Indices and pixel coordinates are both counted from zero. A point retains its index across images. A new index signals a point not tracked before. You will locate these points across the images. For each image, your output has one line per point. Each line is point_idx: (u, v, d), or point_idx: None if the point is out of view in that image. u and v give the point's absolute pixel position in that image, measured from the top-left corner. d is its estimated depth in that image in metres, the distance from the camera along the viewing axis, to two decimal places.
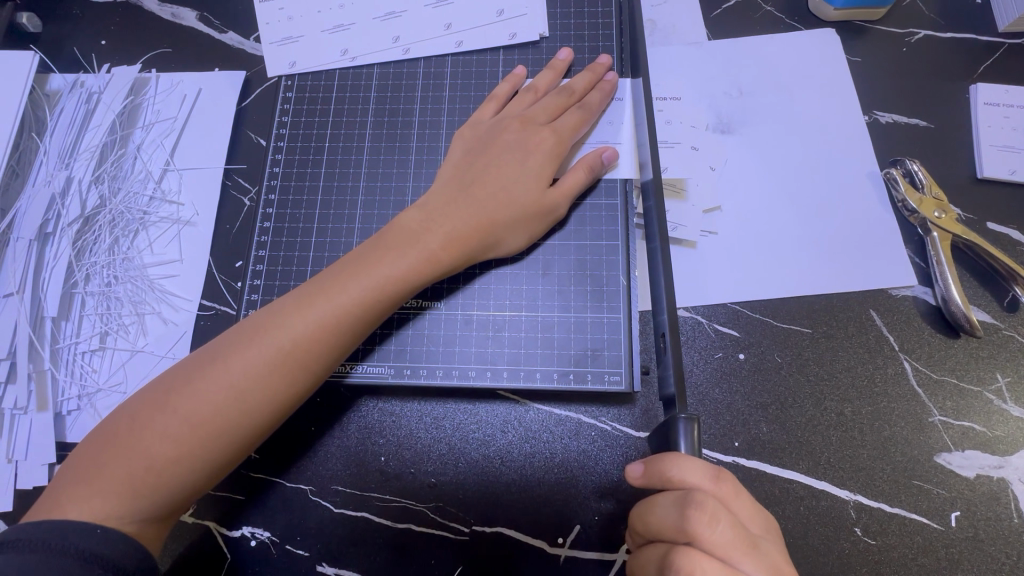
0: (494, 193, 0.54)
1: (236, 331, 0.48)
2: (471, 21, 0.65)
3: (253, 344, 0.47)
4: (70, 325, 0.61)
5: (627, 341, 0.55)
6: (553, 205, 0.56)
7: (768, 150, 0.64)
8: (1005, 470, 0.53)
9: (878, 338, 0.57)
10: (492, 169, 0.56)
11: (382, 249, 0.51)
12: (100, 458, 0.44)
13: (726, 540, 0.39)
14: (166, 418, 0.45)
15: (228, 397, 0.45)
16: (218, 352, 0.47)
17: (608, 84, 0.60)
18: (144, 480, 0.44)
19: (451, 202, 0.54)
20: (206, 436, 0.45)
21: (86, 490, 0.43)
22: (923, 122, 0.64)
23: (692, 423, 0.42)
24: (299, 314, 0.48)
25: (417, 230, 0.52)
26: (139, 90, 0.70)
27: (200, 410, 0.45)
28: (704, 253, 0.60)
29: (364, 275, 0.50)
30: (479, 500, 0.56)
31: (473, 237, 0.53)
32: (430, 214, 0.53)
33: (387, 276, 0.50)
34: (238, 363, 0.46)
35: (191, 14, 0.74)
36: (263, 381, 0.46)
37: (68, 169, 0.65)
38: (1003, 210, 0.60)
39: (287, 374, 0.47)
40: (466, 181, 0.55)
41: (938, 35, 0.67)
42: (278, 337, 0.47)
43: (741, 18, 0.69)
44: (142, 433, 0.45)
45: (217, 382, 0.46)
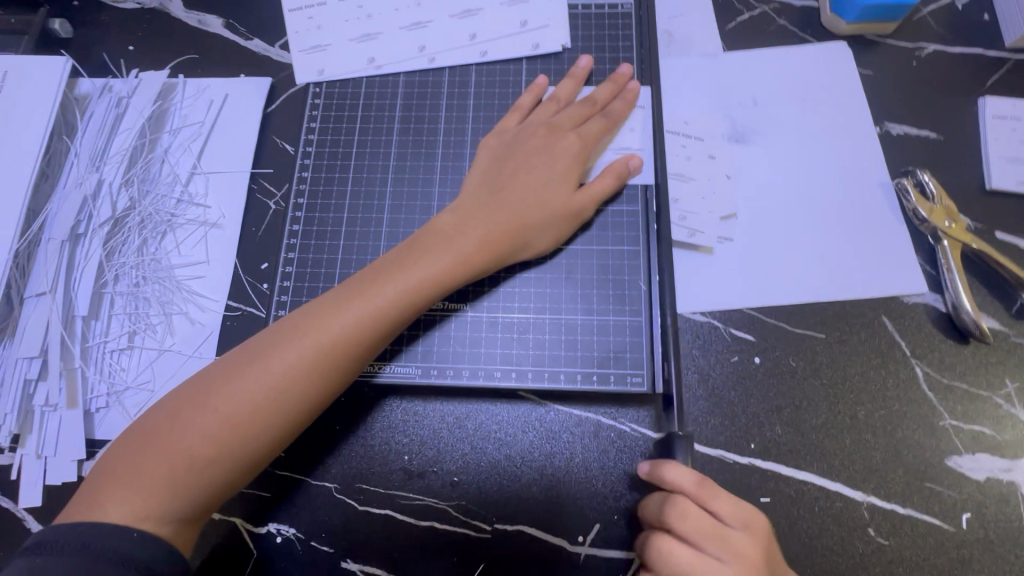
0: (522, 198, 0.56)
1: (269, 333, 0.49)
2: (494, 31, 0.67)
3: (290, 345, 0.48)
4: (100, 324, 0.63)
5: (649, 344, 0.57)
6: (581, 209, 0.57)
7: (783, 160, 0.65)
8: (1014, 473, 0.54)
9: (890, 343, 0.59)
10: (519, 175, 0.57)
11: (416, 252, 0.53)
12: (137, 458, 0.45)
13: (695, 528, 0.48)
14: (202, 418, 0.46)
15: (264, 398, 0.47)
16: (252, 354, 0.48)
17: (630, 93, 0.62)
18: (182, 477, 0.45)
19: (480, 208, 0.56)
20: (244, 434, 0.46)
21: (124, 490, 0.44)
22: (933, 134, 0.65)
23: (687, 443, 0.50)
24: (333, 316, 0.49)
25: (449, 234, 0.54)
26: (167, 95, 0.72)
27: (236, 410, 0.46)
28: (721, 259, 0.62)
29: (396, 278, 0.51)
30: (501, 499, 0.57)
31: (504, 240, 0.55)
32: (461, 219, 0.55)
33: (421, 278, 0.51)
34: (275, 363, 0.47)
35: (218, 21, 0.76)
36: (299, 382, 0.47)
37: (99, 171, 0.67)
38: (1011, 220, 0.62)
39: (322, 375, 0.48)
40: (493, 186, 0.57)
41: (947, 49, 0.69)
42: (314, 339, 0.48)
43: (756, 31, 0.71)
44: (181, 431, 0.46)
45: (254, 381, 0.47)
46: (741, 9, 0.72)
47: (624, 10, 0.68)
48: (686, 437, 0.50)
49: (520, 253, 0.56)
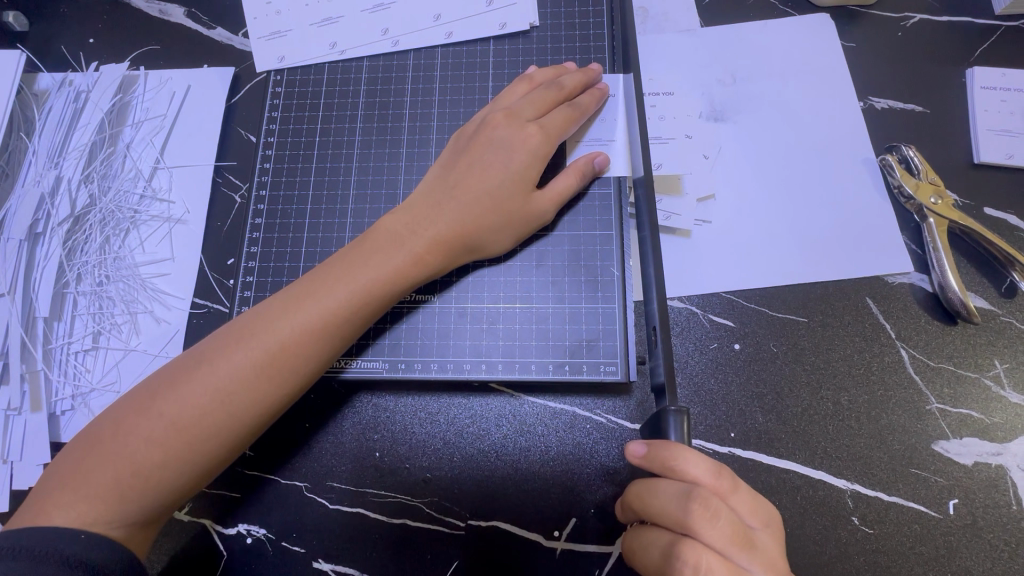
0: (480, 196, 0.53)
1: (221, 334, 0.48)
2: (460, 12, 0.65)
3: (239, 346, 0.47)
4: (63, 325, 0.61)
5: (623, 332, 0.55)
6: (541, 212, 0.55)
7: (762, 138, 0.63)
8: (1004, 457, 0.52)
9: (875, 326, 0.56)
10: (477, 170, 0.54)
11: (367, 251, 0.51)
12: (82, 464, 0.44)
13: (724, 537, 0.41)
14: (149, 423, 0.45)
15: (213, 401, 0.45)
16: (202, 356, 0.47)
17: (598, 91, 0.59)
18: (130, 483, 0.44)
19: (437, 203, 0.53)
20: (192, 438, 0.45)
21: (70, 496, 0.43)
22: (919, 107, 0.63)
23: (682, 415, 0.43)
24: (285, 316, 0.48)
25: (400, 233, 0.52)
26: (127, 88, 0.69)
27: (185, 414, 0.45)
28: (699, 242, 0.60)
29: (352, 278, 0.50)
30: (475, 495, 0.55)
31: (457, 241, 0.53)
32: (416, 218, 0.53)
33: (376, 280, 0.50)
34: (224, 365, 0.46)
35: (179, 10, 0.73)
36: (248, 384, 0.46)
37: (58, 168, 0.65)
38: (1000, 195, 0.59)
39: (273, 378, 0.47)
40: (451, 184, 0.54)
41: (933, 19, 0.66)
42: (264, 340, 0.47)
43: (734, 4, 0.68)
44: (127, 436, 0.45)
45: (201, 385, 0.46)
46: None
47: None
48: (680, 410, 0.43)
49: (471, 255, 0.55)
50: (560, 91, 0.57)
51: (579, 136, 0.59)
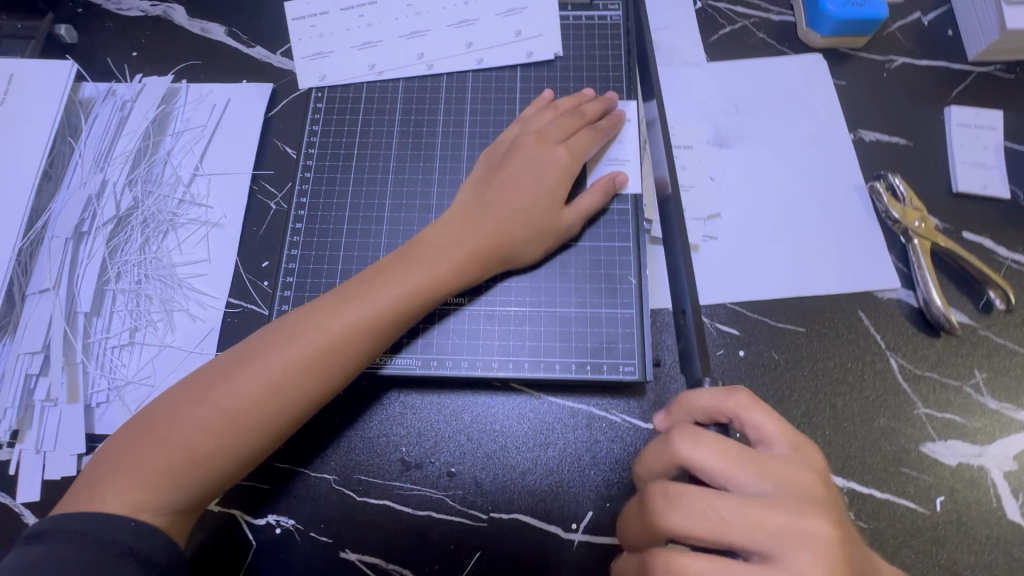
0: (513, 210, 0.58)
1: (271, 331, 0.52)
2: (490, 40, 0.70)
3: (290, 343, 0.50)
4: (101, 321, 0.64)
5: (639, 335, 0.60)
6: (569, 225, 0.60)
7: (764, 163, 0.69)
8: (984, 458, 0.57)
9: (867, 337, 0.62)
10: (509, 186, 0.59)
11: (412, 261, 0.55)
12: (137, 449, 0.47)
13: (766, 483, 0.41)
14: (203, 413, 0.48)
15: (264, 393, 0.48)
16: (254, 351, 0.50)
17: (617, 117, 0.64)
18: (181, 469, 0.47)
19: (474, 217, 0.58)
20: (242, 428, 0.48)
21: (124, 480, 0.46)
22: (905, 140, 0.69)
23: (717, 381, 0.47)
24: (333, 317, 0.51)
25: (442, 245, 0.56)
26: (170, 99, 0.74)
27: (237, 405, 0.48)
28: (707, 256, 0.65)
29: (397, 284, 0.53)
30: (497, 489, 0.58)
31: (493, 252, 0.57)
32: (456, 231, 0.57)
33: (418, 286, 0.54)
34: (275, 360, 0.49)
35: (221, 29, 0.78)
36: (297, 379, 0.49)
37: (103, 172, 0.69)
38: (977, 221, 0.65)
39: (320, 373, 0.50)
40: (485, 198, 0.59)
41: (915, 62, 0.73)
42: (313, 338, 0.50)
43: (737, 44, 0.75)
44: (181, 423, 0.48)
45: (254, 378, 0.49)
46: (723, 23, 0.76)
47: (613, 22, 0.71)
48: (714, 377, 0.47)
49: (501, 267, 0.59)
50: (582, 119, 0.63)
51: (600, 157, 0.64)
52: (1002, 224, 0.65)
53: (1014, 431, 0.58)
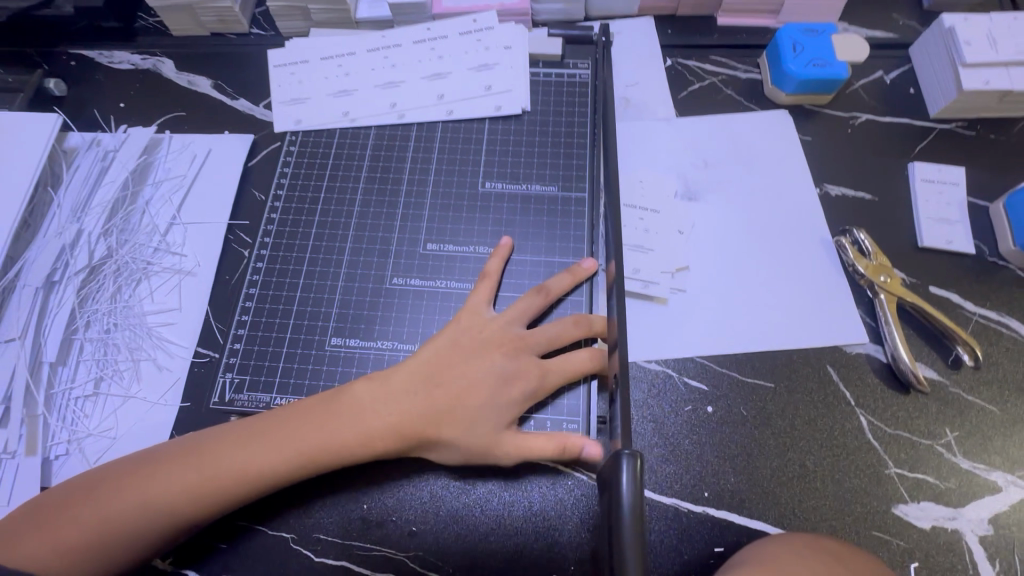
0: (486, 374, 0.57)
1: (211, 434, 0.56)
2: (461, 94, 0.72)
3: (218, 452, 0.54)
4: (67, 370, 0.64)
5: (586, 392, 0.59)
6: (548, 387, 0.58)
7: (730, 216, 0.70)
8: (958, 521, 0.56)
9: (836, 392, 0.61)
10: (490, 346, 0.59)
11: (350, 406, 0.56)
12: (64, 511, 0.51)
13: None
14: (125, 499, 0.52)
15: (182, 496, 0.52)
16: (188, 449, 0.55)
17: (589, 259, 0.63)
18: (89, 546, 0.50)
19: (444, 369, 0.58)
20: (152, 526, 0.52)
21: (41, 535, 0.50)
22: (869, 195, 0.71)
23: (635, 458, 0.43)
24: (263, 440, 0.55)
25: (394, 390, 0.57)
26: (152, 150, 0.75)
27: (157, 500, 0.52)
28: (674, 309, 0.65)
29: (329, 430, 0.55)
30: (458, 550, 0.57)
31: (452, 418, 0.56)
32: (411, 382, 0.57)
33: (353, 432, 0.55)
34: (199, 468, 0.53)
35: (206, 81, 0.81)
36: (212, 489, 0.53)
37: (80, 222, 0.70)
38: (943, 276, 0.66)
39: (219, 493, 0.53)
40: (465, 355, 0.58)
41: (878, 119, 0.75)
42: (236, 456, 0.54)
43: (705, 100, 0.78)
44: (106, 502, 0.52)
45: (178, 478, 0.53)
46: (691, 80, 0.79)
47: (581, 81, 0.74)
48: (633, 453, 0.43)
49: (478, 445, 0.55)
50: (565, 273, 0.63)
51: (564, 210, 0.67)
52: (966, 279, 0.66)
53: (988, 493, 0.57)
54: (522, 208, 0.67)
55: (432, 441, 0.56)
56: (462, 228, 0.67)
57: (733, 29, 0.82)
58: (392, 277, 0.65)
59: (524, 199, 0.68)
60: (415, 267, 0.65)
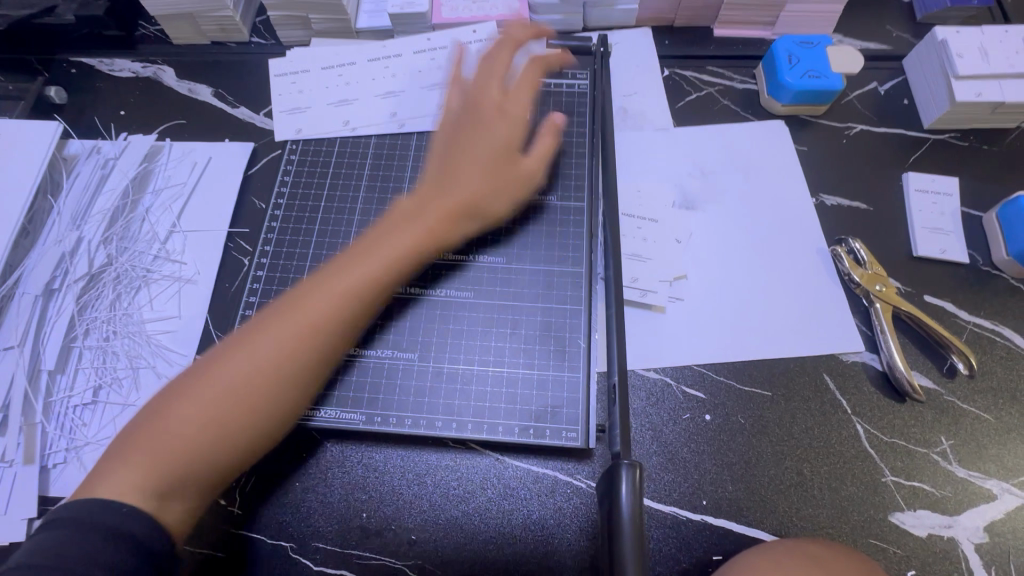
0: (473, 158, 0.65)
1: (260, 320, 0.55)
2: None
3: (272, 332, 0.54)
4: (65, 378, 0.63)
5: (585, 400, 0.59)
6: (529, 173, 0.66)
7: (728, 225, 0.70)
8: (954, 529, 0.56)
9: (832, 401, 0.62)
10: (469, 140, 0.66)
11: (377, 239, 0.60)
12: (140, 438, 0.50)
13: None
14: (200, 400, 0.51)
15: (256, 375, 0.52)
16: (242, 338, 0.54)
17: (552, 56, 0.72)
18: (179, 458, 0.49)
19: (434, 189, 0.63)
20: (243, 414, 0.51)
21: (124, 464, 0.48)
22: (865, 205, 0.71)
23: (634, 468, 0.44)
24: (310, 299, 0.55)
25: (407, 218, 0.61)
26: (152, 158, 0.75)
27: (232, 388, 0.51)
28: (673, 317, 0.66)
29: (368, 262, 0.58)
30: (458, 558, 0.57)
31: (459, 211, 0.62)
32: (424, 204, 0.62)
33: (395, 262, 0.58)
34: (262, 347, 0.53)
35: (207, 90, 0.81)
36: (285, 360, 0.53)
37: (80, 230, 0.70)
38: (937, 285, 0.67)
39: (298, 359, 0.53)
40: (450, 158, 0.65)
41: (872, 130, 0.76)
42: (294, 321, 0.54)
43: (702, 110, 0.78)
44: (183, 411, 0.51)
45: (245, 364, 0.52)
46: (688, 90, 0.80)
47: (580, 91, 0.75)
48: (633, 462, 0.44)
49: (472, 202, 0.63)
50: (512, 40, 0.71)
51: (560, 211, 0.68)
52: (960, 288, 0.67)
53: (984, 500, 0.57)
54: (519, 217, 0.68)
55: (444, 239, 0.62)
56: None
57: (729, 40, 0.83)
58: None
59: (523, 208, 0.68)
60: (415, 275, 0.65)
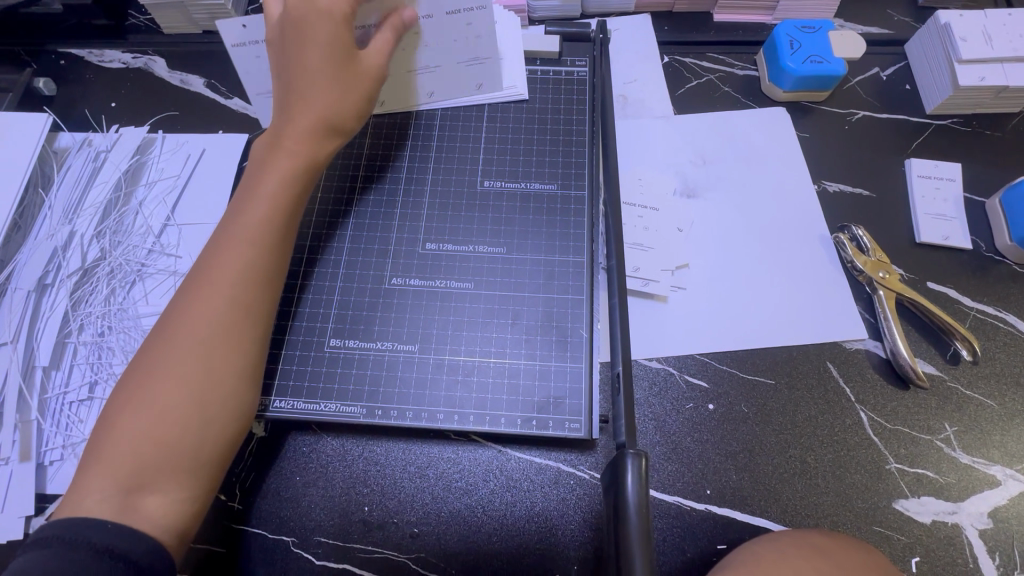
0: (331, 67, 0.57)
1: (181, 296, 0.53)
2: (451, 93, 0.71)
3: (200, 303, 0.52)
4: (60, 374, 0.63)
5: (588, 390, 0.59)
6: (377, 73, 0.60)
7: (729, 213, 0.70)
8: (958, 515, 0.56)
9: (836, 389, 0.61)
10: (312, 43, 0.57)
11: (257, 189, 0.56)
12: (98, 452, 0.47)
13: None
14: (150, 394, 0.49)
15: (200, 352, 0.50)
16: (169, 321, 0.52)
17: None
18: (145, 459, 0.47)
19: (301, 105, 0.57)
20: (203, 394, 0.50)
21: (87, 484, 0.46)
22: (867, 191, 0.71)
23: (640, 457, 0.43)
24: (218, 266, 0.53)
25: (260, 171, 0.58)
26: (144, 150, 0.74)
27: (183, 371, 0.49)
28: (674, 307, 0.65)
29: (257, 216, 0.55)
30: (461, 550, 0.56)
31: (316, 131, 0.58)
32: (264, 156, 0.58)
33: (259, 216, 0.55)
34: (195, 322, 0.51)
35: (199, 80, 0.80)
36: (223, 330, 0.52)
37: (71, 224, 0.69)
38: (941, 271, 0.66)
39: (241, 326, 0.52)
40: (334, 70, 0.57)
41: (874, 115, 0.75)
42: (219, 288, 0.52)
43: (703, 97, 0.77)
44: (133, 410, 0.48)
45: (183, 343, 0.50)
46: (689, 77, 0.79)
47: (579, 78, 0.74)
48: (638, 452, 0.43)
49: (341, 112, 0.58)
50: None
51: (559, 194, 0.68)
52: (963, 274, 0.66)
53: (987, 486, 0.57)
54: (518, 207, 0.67)
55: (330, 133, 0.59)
56: (460, 226, 0.66)
57: (730, 26, 0.82)
58: (391, 277, 0.64)
59: (522, 197, 0.67)
60: (414, 267, 0.64)
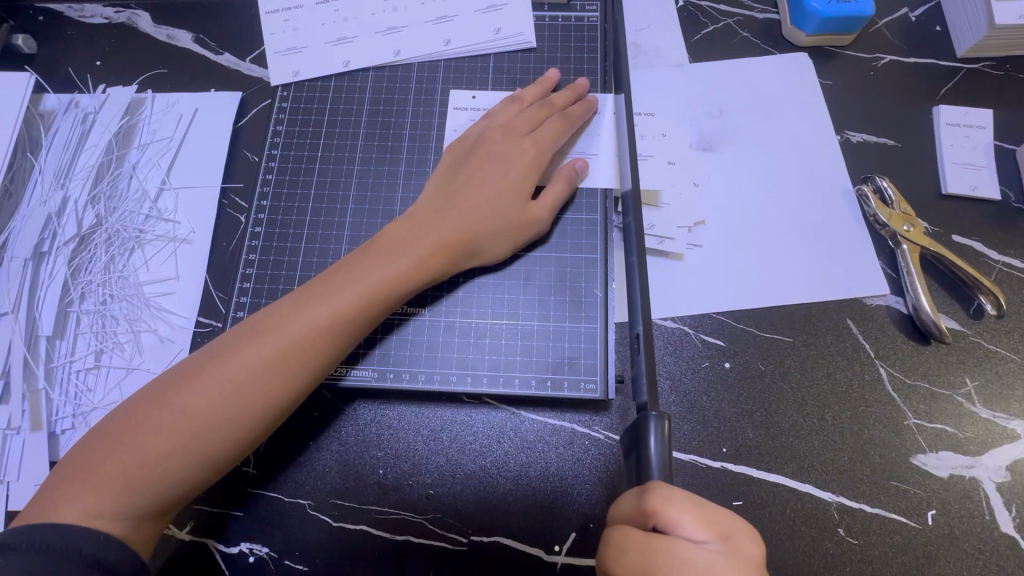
0: (477, 206, 0.57)
1: (238, 330, 0.51)
2: (468, 38, 0.68)
3: (250, 343, 0.50)
4: (64, 343, 0.62)
5: (603, 350, 0.58)
6: (536, 219, 0.59)
7: (746, 167, 0.67)
8: (976, 469, 0.56)
9: (855, 346, 0.60)
10: (474, 181, 0.58)
11: (374, 256, 0.54)
12: (98, 456, 0.46)
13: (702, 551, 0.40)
14: (165, 416, 0.47)
15: (230, 392, 0.48)
16: (217, 351, 0.50)
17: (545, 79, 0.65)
18: (139, 477, 0.46)
19: (438, 214, 0.57)
20: (221, 431, 0.48)
21: (79, 487, 0.45)
22: (891, 141, 0.68)
23: (663, 419, 0.41)
24: (292, 316, 0.51)
25: (405, 239, 0.55)
26: (134, 110, 0.71)
27: (206, 406, 0.47)
28: (691, 265, 0.63)
29: (359, 280, 0.52)
30: (477, 511, 0.56)
31: (456, 245, 0.56)
32: (418, 225, 0.56)
33: (376, 282, 0.53)
34: (240, 361, 0.49)
35: (186, 35, 0.75)
36: (262, 379, 0.49)
37: (64, 189, 0.66)
38: (967, 223, 0.64)
39: (284, 381, 0.49)
40: (456, 194, 0.58)
41: (901, 59, 0.71)
42: (275, 338, 0.50)
43: (720, 42, 0.73)
44: (148, 426, 0.47)
45: (220, 377, 0.48)
46: (706, 22, 0.74)
47: (590, 24, 0.70)
48: (661, 414, 0.41)
49: (494, 242, 0.57)
50: (551, 108, 0.63)
51: (570, 144, 0.64)
52: (990, 226, 0.64)
53: (1008, 440, 0.56)
54: None
55: (472, 253, 0.57)
56: None
57: None
58: None
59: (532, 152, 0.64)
60: None
